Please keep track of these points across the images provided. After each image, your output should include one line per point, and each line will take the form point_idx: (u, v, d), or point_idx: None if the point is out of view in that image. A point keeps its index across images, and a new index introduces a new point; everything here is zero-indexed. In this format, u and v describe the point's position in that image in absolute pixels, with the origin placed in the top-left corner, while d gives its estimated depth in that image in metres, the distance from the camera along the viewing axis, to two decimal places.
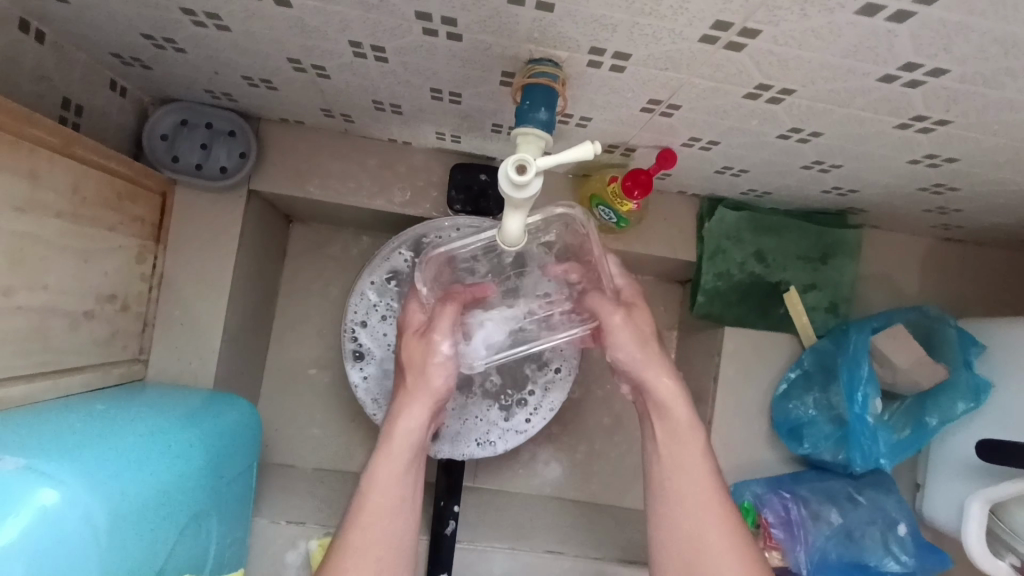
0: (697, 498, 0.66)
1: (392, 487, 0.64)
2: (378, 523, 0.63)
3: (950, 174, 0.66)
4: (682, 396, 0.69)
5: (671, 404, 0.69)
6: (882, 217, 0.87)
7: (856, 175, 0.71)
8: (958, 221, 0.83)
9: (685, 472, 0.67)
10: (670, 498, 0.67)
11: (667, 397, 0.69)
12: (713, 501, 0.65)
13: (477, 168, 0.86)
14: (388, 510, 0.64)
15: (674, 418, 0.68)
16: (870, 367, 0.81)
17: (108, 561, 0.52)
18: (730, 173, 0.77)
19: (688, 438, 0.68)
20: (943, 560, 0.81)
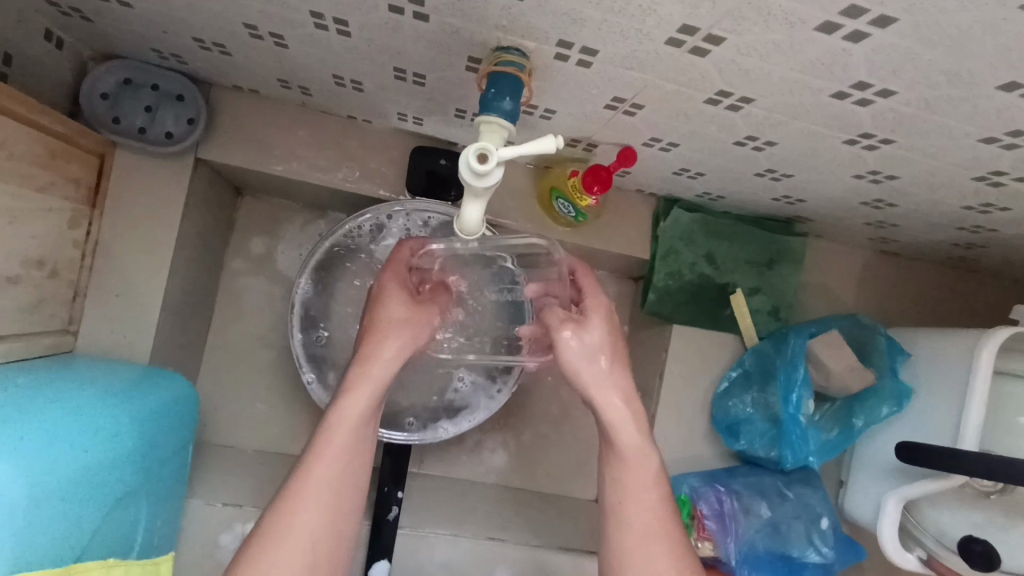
0: (659, 543, 0.63)
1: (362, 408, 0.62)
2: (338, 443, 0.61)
3: (890, 191, 0.69)
4: (651, 454, 0.66)
5: (638, 457, 0.65)
6: (826, 227, 0.91)
7: (807, 185, 0.73)
8: (894, 236, 0.88)
9: (630, 539, 0.64)
10: (620, 525, 0.65)
11: (616, 419, 0.65)
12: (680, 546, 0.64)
13: (437, 154, 0.84)
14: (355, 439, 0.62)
15: (625, 454, 0.65)
16: (806, 370, 0.85)
17: (30, 542, 0.49)
18: (686, 175, 0.79)
19: (638, 495, 0.65)
20: (857, 551, 0.87)
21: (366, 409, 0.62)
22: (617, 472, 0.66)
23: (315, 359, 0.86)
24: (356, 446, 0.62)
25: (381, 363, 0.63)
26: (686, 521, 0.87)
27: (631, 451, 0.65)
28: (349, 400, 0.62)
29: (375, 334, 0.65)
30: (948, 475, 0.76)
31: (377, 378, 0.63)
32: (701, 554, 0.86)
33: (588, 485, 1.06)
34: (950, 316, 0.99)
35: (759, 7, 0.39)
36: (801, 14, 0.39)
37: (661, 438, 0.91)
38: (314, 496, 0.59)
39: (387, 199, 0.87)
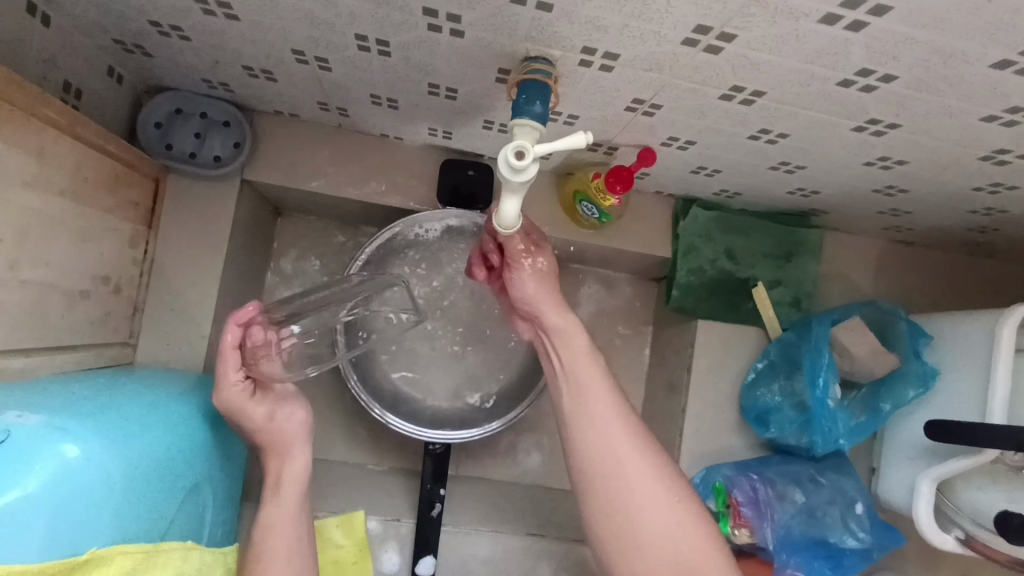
0: (620, 441, 0.64)
1: (289, 519, 0.67)
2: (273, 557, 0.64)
3: (901, 176, 0.73)
4: (577, 324, 0.69)
5: (567, 333, 0.69)
6: (841, 219, 0.94)
7: (820, 176, 0.77)
8: (909, 223, 0.91)
9: (591, 430, 0.65)
10: (587, 425, 0.66)
11: (563, 328, 0.69)
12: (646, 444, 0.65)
13: (464, 166, 0.89)
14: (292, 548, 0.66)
15: (579, 362, 0.68)
16: (830, 355, 0.87)
17: (124, 522, 0.52)
18: (703, 173, 0.83)
19: (598, 400, 0.66)
20: (896, 537, 0.88)
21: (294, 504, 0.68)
22: (555, 349, 0.70)
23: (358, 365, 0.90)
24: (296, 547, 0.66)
25: (286, 493, 0.68)
26: (722, 509, 0.88)
27: (565, 334, 0.69)
28: (273, 511, 0.67)
29: (278, 441, 0.69)
30: (980, 450, 0.77)
31: (296, 483, 0.69)
32: (739, 542, 0.87)
33: None
34: (970, 301, 1.01)
35: (766, 5, 0.44)
36: (805, 7, 0.44)
37: (691, 429, 0.93)
38: None
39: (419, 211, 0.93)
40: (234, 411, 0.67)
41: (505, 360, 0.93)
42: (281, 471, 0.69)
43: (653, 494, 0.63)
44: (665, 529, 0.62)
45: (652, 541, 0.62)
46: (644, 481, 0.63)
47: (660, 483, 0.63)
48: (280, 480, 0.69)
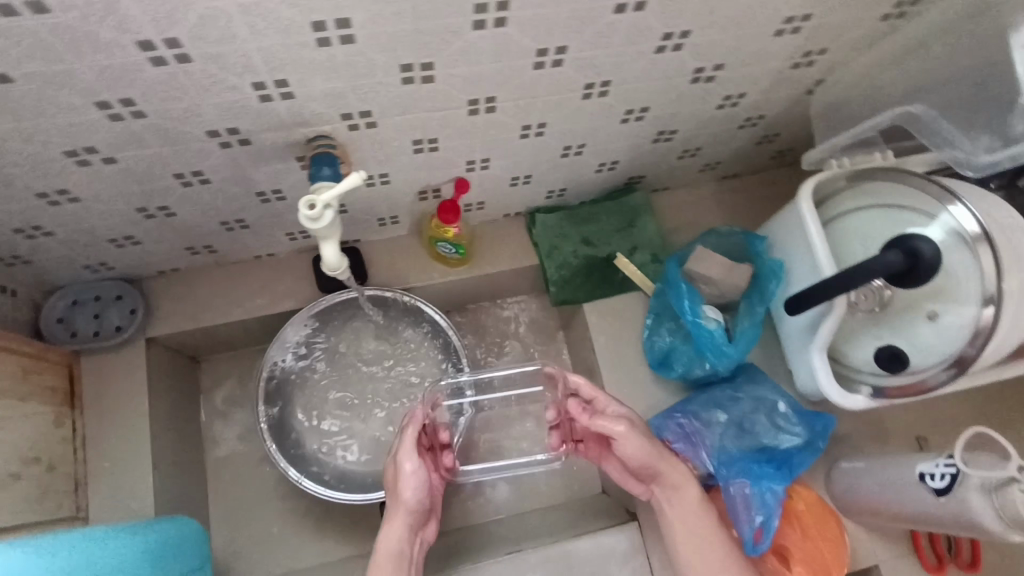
0: (704, 542, 0.82)
1: None
2: None
3: (660, 122, 0.88)
4: (689, 478, 0.85)
5: (680, 480, 0.85)
6: (661, 177, 1.08)
7: (606, 146, 0.92)
8: (713, 159, 1.05)
9: (704, 569, 0.81)
10: (682, 531, 0.83)
11: (678, 482, 0.85)
12: (714, 534, 0.82)
13: (333, 252, 1.02)
14: None
15: (676, 486, 0.85)
16: (688, 287, 0.98)
17: None
18: (521, 182, 0.97)
19: (689, 512, 0.84)
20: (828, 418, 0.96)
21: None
22: (670, 505, 0.85)
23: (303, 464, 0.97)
24: None
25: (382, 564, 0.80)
26: None
27: (678, 484, 0.85)
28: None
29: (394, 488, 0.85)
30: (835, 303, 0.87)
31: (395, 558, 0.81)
32: None
33: (589, 481, 1.13)
34: None
35: (429, 32, 0.59)
36: (455, 23, 0.58)
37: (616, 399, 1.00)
38: None
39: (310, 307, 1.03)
40: (400, 455, 0.85)
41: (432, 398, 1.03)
42: (384, 547, 0.81)
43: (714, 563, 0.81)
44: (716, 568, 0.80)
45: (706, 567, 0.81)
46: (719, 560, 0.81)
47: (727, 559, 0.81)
48: (391, 521, 0.83)
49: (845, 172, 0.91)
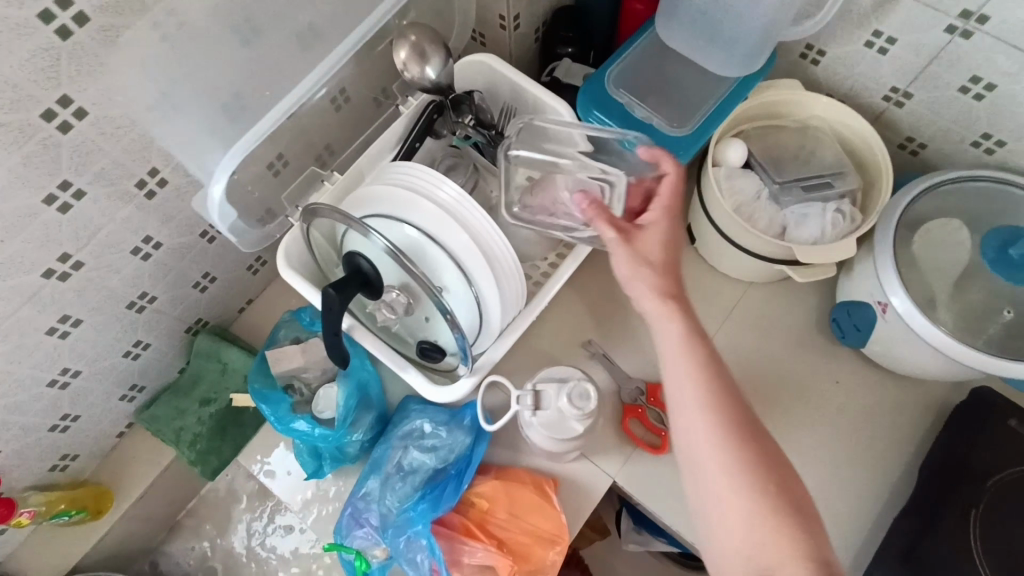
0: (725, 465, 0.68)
1: (683, 413, 0.72)
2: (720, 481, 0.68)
3: (111, 303, 0.85)
4: (698, 333, 0.75)
5: (693, 348, 0.74)
6: (226, 302, 1.07)
7: (97, 349, 0.88)
8: (247, 260, 1.03)
9: (702, 476, 0.70)
10: (709, 406, 0.71)
11: (692, 341, 0.74)
12: (731, 475, 0.68)
13: None
14: (711, 478, 0.69)
15: (696, 378, 0.72)
16: (279, 397, 0.97)
17: None
18: (68, 422, 0.93)
19: (712, 429, 0.70)
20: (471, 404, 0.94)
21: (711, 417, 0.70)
22: (711, 378, 0.72)
23: None
24: (739, 485, 0.67)
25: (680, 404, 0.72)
26: (355, 552, 0.92)
27: (681, 343, 0.74)
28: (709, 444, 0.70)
29: None
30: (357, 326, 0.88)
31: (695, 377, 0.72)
32: (383, 558, 0.91)
33: None
34: None
35: None
36: None
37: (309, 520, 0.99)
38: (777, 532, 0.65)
39: None
40: None
41: None
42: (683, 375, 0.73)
43: (746, 546, 0.66)
44: (745, 546, 0.66)
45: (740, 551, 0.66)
46: (727, 491, 0.68)
47: (788, 545, 0.64)
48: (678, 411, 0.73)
49: (296, 230, 0.89)
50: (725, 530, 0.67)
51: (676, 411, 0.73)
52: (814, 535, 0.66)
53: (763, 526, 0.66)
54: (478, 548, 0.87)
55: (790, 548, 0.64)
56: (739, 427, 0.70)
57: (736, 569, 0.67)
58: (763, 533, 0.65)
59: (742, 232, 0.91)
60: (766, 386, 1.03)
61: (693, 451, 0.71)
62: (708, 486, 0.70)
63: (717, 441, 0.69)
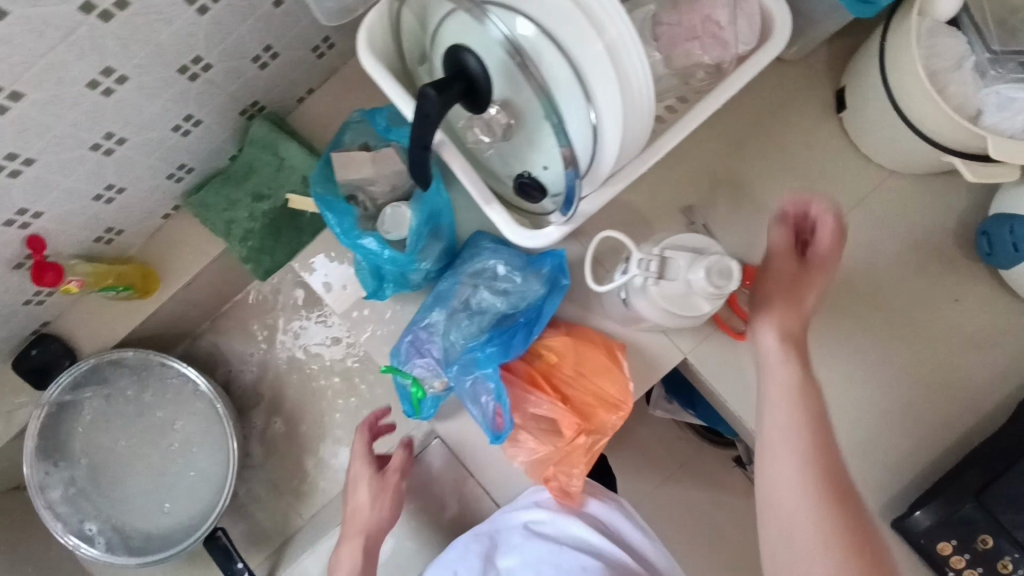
0: (805, 425, 0.65)
1: (765, 389, 0.69)
2: (791, 445, 0.63)
3: (162, 64, 0.71)
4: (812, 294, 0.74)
5: (793, 315, 0.72)
6: (286, 87, 0.92)
7: (144, 117, 0.77)
8: (314, 40, 0.87)
9: (776, 424, 0.65)
10: (795, 372, 0.68)
11: (809, 294, 0.73)
12: (806, 433, 0.64)
13: (25, 350, 0.96)
14: (782, 439, 0.64)
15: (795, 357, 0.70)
16: (343, 203, 0.86)
17: None
18: (114, 193, 0.85)
19: (800, 396, 0.67)
20: (556, 253, 0.85)
21: (803, 392, 0.67)
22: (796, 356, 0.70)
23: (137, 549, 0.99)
24: (801, 451, 0.63)
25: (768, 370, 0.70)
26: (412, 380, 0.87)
27: (786, 297, 0.73)
28: (789, 405, 0.66)
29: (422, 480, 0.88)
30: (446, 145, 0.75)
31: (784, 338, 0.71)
32: (439, 391, 0.87)
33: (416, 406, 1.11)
34: None
35: None
36: None
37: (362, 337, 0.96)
38: (821, 514, 0.59)
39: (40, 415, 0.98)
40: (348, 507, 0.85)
41: (208, 415, 1.03)
42: (773, 340, 0.71)
43: (797, 498, 0.61)
44: (794, 510, 0.60)
45: (802, 539, 0.59)
46: (795, 456, 0.63)
47: (825, 530, 0.59)
48: (772, 379, 0.69)
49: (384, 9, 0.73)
50: (776, 478, 0.63)
51: (760, 381, 0.70)
52: (861, 526, 0.59)
53: (825, 518, 0.59)
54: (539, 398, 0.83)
55: (824, 530, 0.59)
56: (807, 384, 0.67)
57: (783, 531, 0.60)
58: (821, 513, 0.59)
59: (925, 108, 0.74)
60: (875, 292, 0.92)
61: (774, 412, 0.66)
62: (776, 442, 0.65)
63: (785, 392, 0.67)
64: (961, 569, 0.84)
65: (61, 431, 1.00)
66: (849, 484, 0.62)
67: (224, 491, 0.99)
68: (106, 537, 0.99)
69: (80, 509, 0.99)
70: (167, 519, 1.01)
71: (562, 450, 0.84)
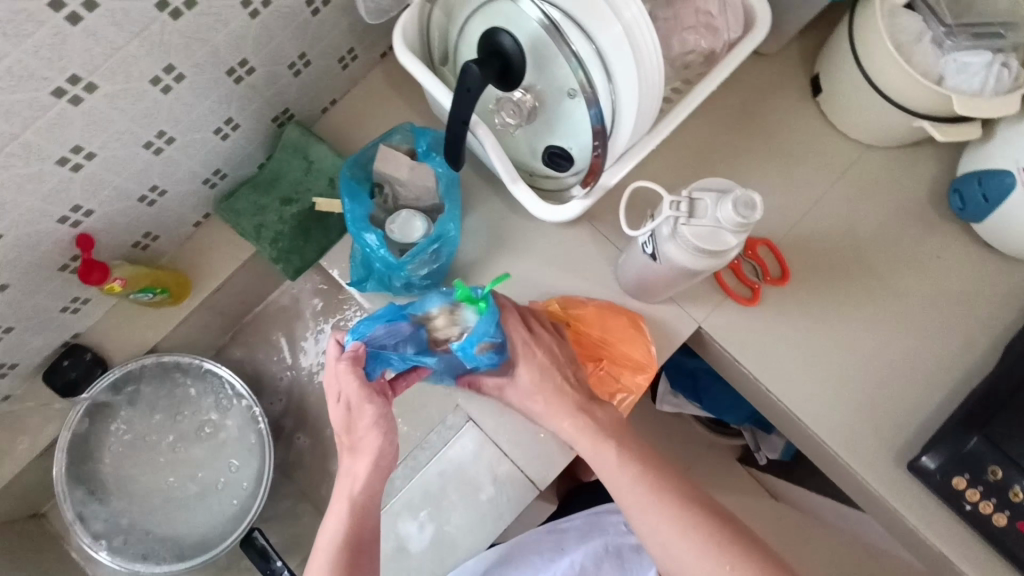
0: (646, 500, 0.76)
1: (601, 461, 0.80)
2: (636, 491, 0.77)
3: (212, 63, 0.78)
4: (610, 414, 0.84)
5: (600, 419, 0.83)
6: (313, 96, 0.99)
7: (192, 116, 0.82)
8: (342, 50, 0.95)
9: (630, 499, 0.76)
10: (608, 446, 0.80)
11: (584, 416, 0.82)
12: (657, 502, 0.75)
13: (56, 362, 0.98)
14: (646, 515, 0.75)
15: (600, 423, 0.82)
16: (361, 217, 0.91)
17: None
18: (156, 195, 0.89)
19: (633, 490, 0.77)
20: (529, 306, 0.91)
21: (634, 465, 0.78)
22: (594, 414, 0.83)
23: (182, 558, 1.01)
24: (664, 504, 0.75)
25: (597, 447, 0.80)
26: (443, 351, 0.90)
27: (577, 417, 0.82)
28: (616, 483, 0.78)
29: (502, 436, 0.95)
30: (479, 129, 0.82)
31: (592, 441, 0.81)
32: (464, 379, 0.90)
33: None
34: None
35: None
36: None
37: None
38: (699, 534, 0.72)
39: (75, 443, 1.00)
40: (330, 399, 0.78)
41: (237, 419, 1.07)
42: (579, 421, 0.82)
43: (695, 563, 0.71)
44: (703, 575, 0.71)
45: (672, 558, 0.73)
46: (652, 507, 0.75)
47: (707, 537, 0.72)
48: (599, 460, 0.80)
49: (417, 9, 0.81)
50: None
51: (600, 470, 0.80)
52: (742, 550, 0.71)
53: (683, 510, 0.74)
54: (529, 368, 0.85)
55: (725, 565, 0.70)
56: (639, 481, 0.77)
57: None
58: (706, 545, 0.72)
59: (894, 75, 0.84)
60: (867, 255, 1.00)
61: (630, 494, 0.77)
62: (646, 510, 0.75)
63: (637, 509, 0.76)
64: (977, 502, 0.85)
65: (97, 453, 1.02)
66: (659, 465, 0.79)
67: (264, 483, 1.02)
68: (152, 551, 1.01)
69: (125, 528, 1.02)
70: (210, 518, 1.04)
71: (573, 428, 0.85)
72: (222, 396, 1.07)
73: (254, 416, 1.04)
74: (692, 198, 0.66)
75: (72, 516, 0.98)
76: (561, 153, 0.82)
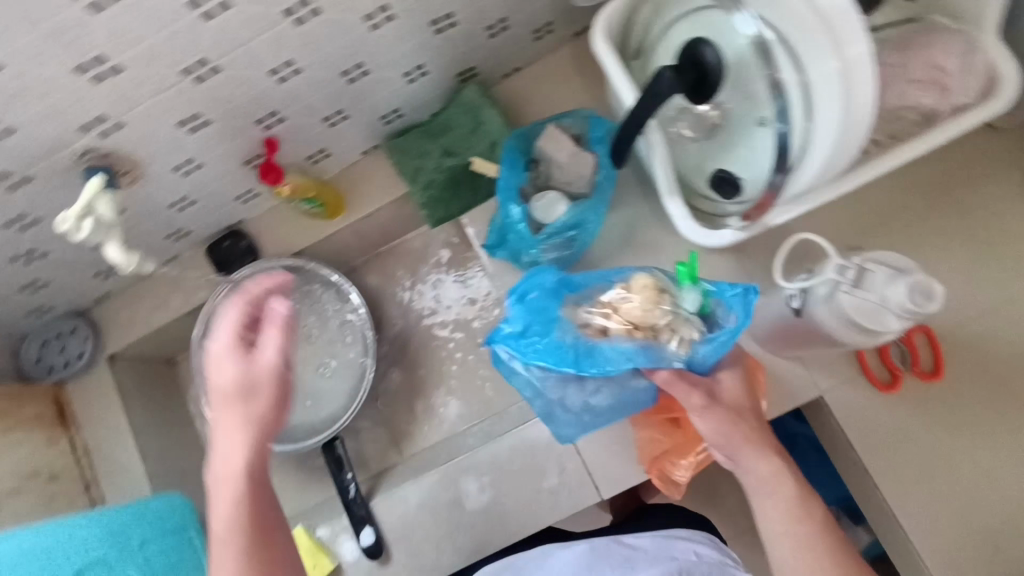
0: (797, 527, 0.67)
1: (751, 471, 0.71)
2: (783, 516, 0.68)
3: (422, 11, 0.82)
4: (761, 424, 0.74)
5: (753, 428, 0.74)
6: (500, 60, 1.01)
7: (389, 56, 0.88)
8: (540, 22, 0.96)
9: (775, 518, 0.68)
10: (765, 464, 0.71)
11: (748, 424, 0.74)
12: (805, 533, 0.67)
13: (220, 241, 1.10)
14: (781, 543, 0.67)
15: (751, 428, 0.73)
16: (514, 185, 0.92)
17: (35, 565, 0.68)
18: (338, 119, 0.96)
19: (782, 516, 0.68)
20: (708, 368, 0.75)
21: (788, 488, 0.69)
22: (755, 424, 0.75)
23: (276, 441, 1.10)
24: (815, 535, 0.66)
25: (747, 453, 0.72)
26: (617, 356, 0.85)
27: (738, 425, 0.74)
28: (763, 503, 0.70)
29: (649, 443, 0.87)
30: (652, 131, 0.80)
31: (745, 448, 0.73)
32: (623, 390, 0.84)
33: None
34: None
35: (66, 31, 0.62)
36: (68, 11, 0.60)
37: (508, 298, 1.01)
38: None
39: (213, 316, 1.11)
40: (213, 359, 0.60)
41: (349, 334, 1.15)
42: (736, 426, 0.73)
43: None
44: None
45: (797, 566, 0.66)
46: (799, 533, 0.67)
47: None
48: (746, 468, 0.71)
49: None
50: None
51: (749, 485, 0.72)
52: None
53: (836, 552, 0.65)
54: (737, 378, 0.78)
55: None
56: (803, 498, 0.69)
57: None
58: None
59: None
60: None
61: (772, 515, 0.69)
62: (793, 543, 0.67)
63: (771, 487, 0.70)
64: None
65: None
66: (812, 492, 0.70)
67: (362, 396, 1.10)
68: None
69: None
70: (306, 412, 1.14)
71: (673, 438, 0.85)
72: (342, 311, 1.16)
73: (367, 336, 1.13)
74: (865, 265, 0.60)
75: (197, 379, 1.09)
76: (733, 178, 0.77)
